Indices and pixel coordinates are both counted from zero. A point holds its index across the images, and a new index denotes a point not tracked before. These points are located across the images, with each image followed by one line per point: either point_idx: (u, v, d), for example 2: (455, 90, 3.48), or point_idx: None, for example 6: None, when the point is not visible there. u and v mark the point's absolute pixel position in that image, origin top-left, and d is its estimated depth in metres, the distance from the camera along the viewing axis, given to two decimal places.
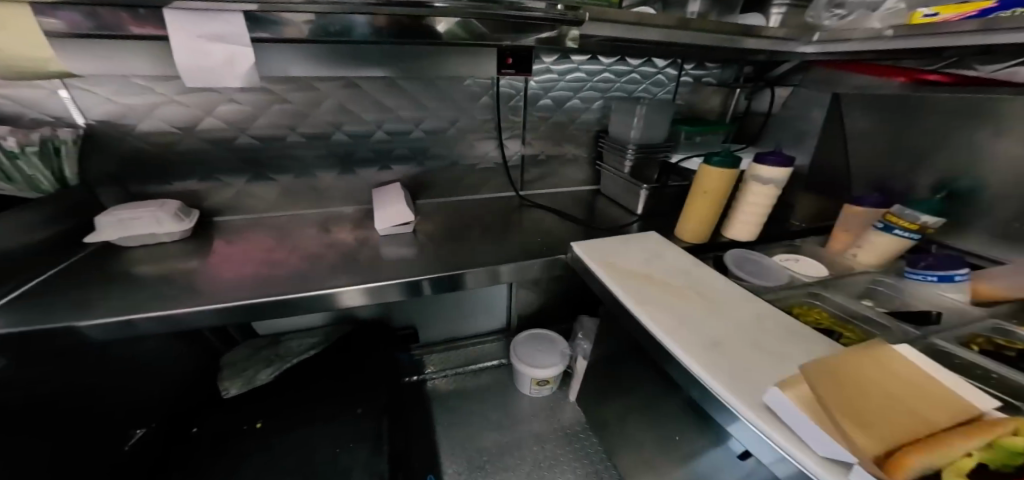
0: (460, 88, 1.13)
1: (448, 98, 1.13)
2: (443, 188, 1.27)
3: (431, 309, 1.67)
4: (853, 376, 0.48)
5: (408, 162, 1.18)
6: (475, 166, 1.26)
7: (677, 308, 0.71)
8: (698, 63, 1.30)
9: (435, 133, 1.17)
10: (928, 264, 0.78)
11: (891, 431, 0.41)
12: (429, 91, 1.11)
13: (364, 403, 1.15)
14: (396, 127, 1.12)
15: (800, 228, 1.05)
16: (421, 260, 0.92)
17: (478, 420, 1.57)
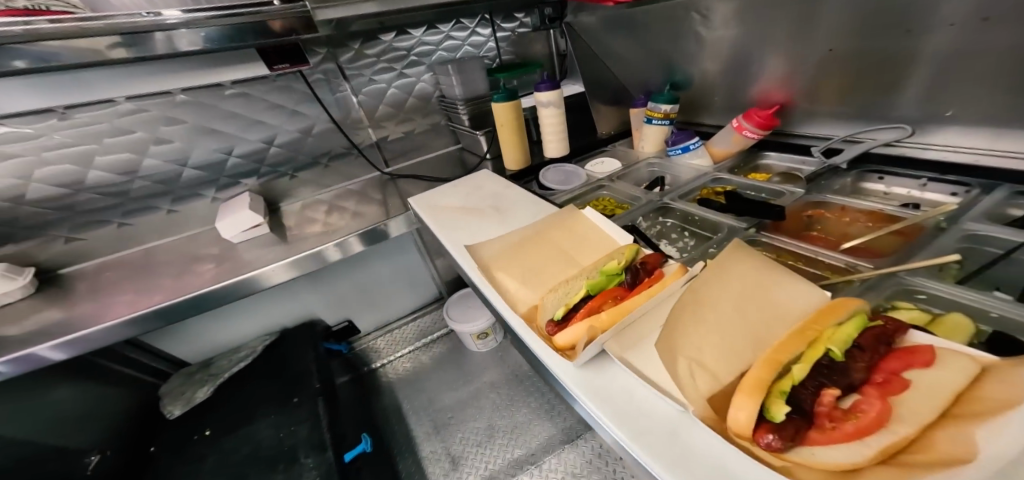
0: (279, 93, 1.21)
1: (271, 105, 1.21)
2: (310, 187, 1.38)
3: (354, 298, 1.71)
4: (544, 243, 0.62)
5: (258, 173, 1.28)
6: (331, 160, 1.39)
7: (469, 227, 0.85)
8: (506, 16, 1.47)
9: (270, 141, 1.26)
10: (673, 141, 1.04)
11: (545, 282, 0.55)
12: (244, 104, 1.17)
13: (299, 393, 1.21)
14: (222, 146, 1.19)
15: (614, 137, 1.29)
16: (278, 253, 1.03)
17: (431, 384, 1.61)
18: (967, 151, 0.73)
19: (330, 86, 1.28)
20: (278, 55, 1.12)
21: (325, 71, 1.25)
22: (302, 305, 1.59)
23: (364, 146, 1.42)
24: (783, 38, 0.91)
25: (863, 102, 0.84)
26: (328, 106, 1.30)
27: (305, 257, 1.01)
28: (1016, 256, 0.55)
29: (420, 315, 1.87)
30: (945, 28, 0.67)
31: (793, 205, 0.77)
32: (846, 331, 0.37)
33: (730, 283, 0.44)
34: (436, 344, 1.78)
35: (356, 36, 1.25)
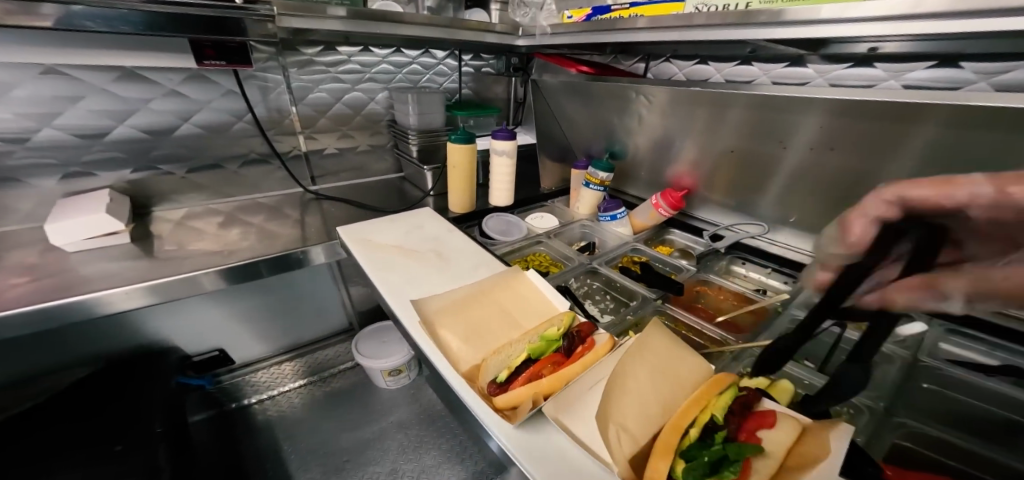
0: (192, 84, 1.05)
1: (175, 93, 1.04)
2: (206, 192, 1.18)
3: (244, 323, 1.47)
4: (488, 302, 0.67)
5: (135, 166, 1.05)
6: (242, 165, 1.21)
7: (408, 270, 0.85)
8: (475, 55, 1.51)
9: (161, 133, 1.06)
10: (605, 208, 1.20)
11: (487, 342, 0.59)
12: (137, 88, 0.99)
13: (125, 438, 0.95)
14: (86, 127, 0.96)
15: (553, 191, 1.42)
16: (146, 270, 0.86)
17: (328, 425, 1.46)
18: (795, 250, 1.00)
19: (259, 89, 1.15)
20: (217, 51, 1.00)
21: (265, 70, 1.13)
22: (156, 328, 1.30)
23: (291, 156, 1.29)
24: (694, 130, 1.00)
25: (742, 197, 1.05)
26: (254, 106, 1.16)
27: (172, 283, 0.84)
28: (822, 337, 0.76)
29: (309, 352, 1.64)
30: (802, 149, 0.83)
31: (689, 280, 0.96)
32: (723, 399, 0.48)
33: (644, 355, 0.53)
34: (332, 381, 1.63)
35: (314, 43, 1.17)
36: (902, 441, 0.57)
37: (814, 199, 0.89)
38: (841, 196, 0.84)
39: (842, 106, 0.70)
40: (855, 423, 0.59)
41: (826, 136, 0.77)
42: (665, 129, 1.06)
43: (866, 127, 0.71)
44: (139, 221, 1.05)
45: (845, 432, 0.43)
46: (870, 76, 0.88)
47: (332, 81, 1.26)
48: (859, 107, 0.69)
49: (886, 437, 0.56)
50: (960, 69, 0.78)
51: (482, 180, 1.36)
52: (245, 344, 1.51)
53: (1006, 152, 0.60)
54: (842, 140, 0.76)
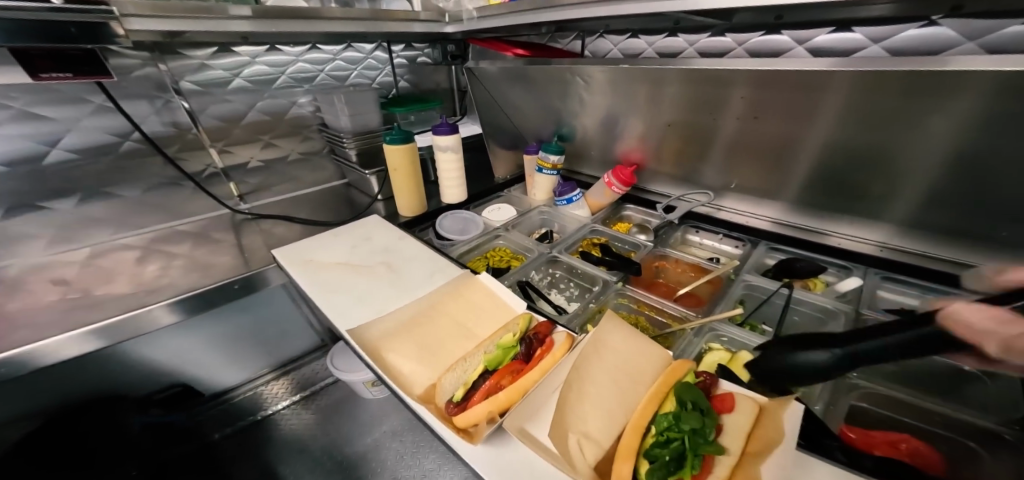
0: (53, 103, 0.91)
1: (27, 114, 0.89)
2: (106, 228, 1.06)
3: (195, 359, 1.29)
4: (438, 316, 0.64)
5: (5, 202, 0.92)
6: (147, 190, 1.10)
7: (353, 288, 0.80)
8: (406, 46, 1.41)
9: (27, 162, 0.93)
10: (560, 192, 1.18)
11: (443, 358, 0.57)
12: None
13: None
14: None
15: (506, 180, 1.38)
16: (36, 325, 0.74)
17: (317, 445, 1.32)
18: (743, 214, 1.02)
19: (141, 103, 1.01)
20: (55, 61, 0.79)
21: (143, 77, 0.99)
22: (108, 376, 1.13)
23: (205, 176, 1.18)
24: (635, 106, 0.99)
25: (686, 168, 1.06)
26: (141, 122, 1.02)
27: (121, 322, 0.77)
28: (773, 299, 0.80)
29: (297, 367, 1.55)
30: (733, 120, 0.84)
31: (646, 257, 0.96)
32: (679, 387, 0.47)
33: (602, 352, 0.53)
34: (311, 402, 1.46)
35: (200, 45, 1.04)
36: (858, 400, 0.57)
37: (751, 164, 0.91)
38: (775, 160, 0.86)
39: (762, 76, 0.72)
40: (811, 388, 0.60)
41: (752, 105, 0.79)
42: (608, 107, 1.04)
43: (786, 97, 0.72)
44: (29, 268, 0.92)
45: (797, 411, 0.44)
46: (780, 43, 0.91)
47: (239, 85, 1.14)
48: (775, 75, 0.70)
49: (842, 397, 0.57)
50: (853, 33, 0.82)
51: (431, 177, 1.30)
52: (214, 374, 1.35)
53: (904, 111, 0.63)
54: (767, 110, 0.78)
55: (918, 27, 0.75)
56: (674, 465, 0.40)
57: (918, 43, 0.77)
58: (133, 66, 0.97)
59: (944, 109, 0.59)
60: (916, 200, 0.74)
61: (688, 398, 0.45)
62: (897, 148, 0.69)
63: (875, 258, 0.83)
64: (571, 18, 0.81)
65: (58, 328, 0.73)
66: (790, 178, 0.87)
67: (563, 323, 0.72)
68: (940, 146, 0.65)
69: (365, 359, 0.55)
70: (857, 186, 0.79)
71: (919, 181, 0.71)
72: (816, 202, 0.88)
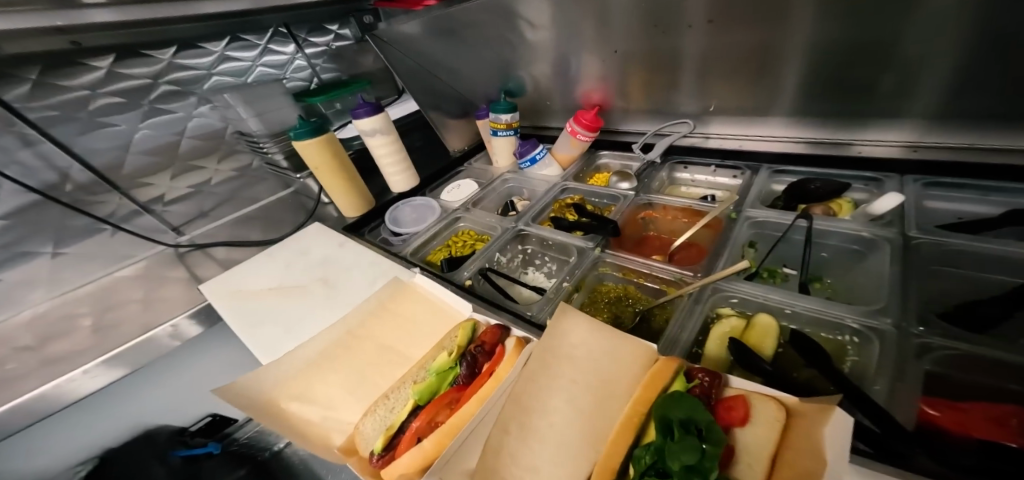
0: None
1: None
2: (37, 289, 0.94)
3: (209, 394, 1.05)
4: (357, 342, 0.50)
5: None
6: (58, 245, 0.96)
7: (281, 316, 0.67)
8: (313, 28, 1.24)
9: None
10: (520, 153, 1.00)
11: (366, 393, 0.45)
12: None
13: None
14: None
15: (464, 153, 1.21)
16: None
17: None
18: (735, 138, 0.83)
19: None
20: None
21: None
22: (161, 401, 0.93)
23: (121, 216, 1.04)
24: (584, 34, 0.83)
25: (657, 99, 0.87)
26: (9, 168, 0.86)
27: (127, 351, 0.73)
28: (788, 236, 0.63)
29: None
30: (698, 29, 0.71)
31: (629, 210, 0.80)
32: (660, 406, 0.32)
33: (556, 364, 0.38)
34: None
35: (29, 61, 0.82)
36: (934, 367, 0.40)
37: (733, 76, 0.74)
38: (760, 67, 0.70)
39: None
40: (862, 356, 0.44)
41: (713, 5, 0.67)
42: (554, 37, 0.85)
43: None
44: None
45: (845, 426, 0.28)
46: None
47: (124, 107, 0.97)
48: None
49: (913, 365, 0.40)
50: None
51: (377, 167, 1.13)
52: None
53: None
54: (731, 8, 0.66)
55: None
56: None
57: None
58: None
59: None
60: (946, 79, 0.57)
61: (676, 424, 0.30)
62: (915, 9, 0.54)
63: (909, 161, 0.65)
64: None
65: None
66: (781, 86, 0.71)
67: (529, 316, 0.57)
68: (950, 0, 0.51)
69: (254, 420, 0.40)
70: (865, 79, 0.63)
71: (942, 52, 0.55)
72: (820, 110, 0.70)
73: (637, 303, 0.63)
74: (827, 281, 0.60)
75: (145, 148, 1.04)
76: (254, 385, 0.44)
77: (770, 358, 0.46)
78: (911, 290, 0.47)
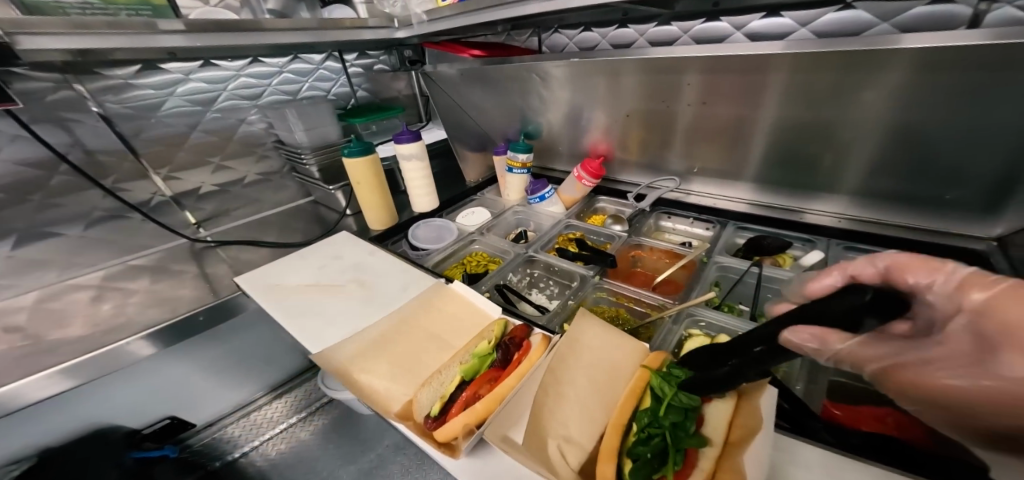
0: None
1: None
2: (49, 270, 0.99)
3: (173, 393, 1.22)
4: (410, 330, 0.61)
5: None
6: (88, 226, 1.03)
7: (322, 310, 0.75)
8: (359, 54, 1.38)
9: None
10: (532, 190, 1.18)
11: (420, 370, 0.55)
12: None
13: None
14: None
15: (478, 183, 1.37)
16: None
17: (321, 465, 1.31)
18: (711, 196, 1.04)
19: (65, 131, 0.94)
20: None
21: (59, 101, 0.91)
22: (126, 400, 1.12)
23: (152, 205, 1.11)
24: (596, 99, 1.02)
25: (651, 155, 1.08)
26: (66, 151, 0.95)
27: (93, 359, 0.74)
28: (745, 279, 0.81)
29: (285, 391, 1.50)
30: (687, 107, 0.89)
31: (622, 248, 0.97)
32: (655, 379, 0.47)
33: (579, 351, 0.52)
34: (316, 416, 1.46)
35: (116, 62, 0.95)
36: (837, 377, 0.58)
37: (712, 147, 0.94)
38: (735, 142, 0.90)
39: (708, 62, 0.77)
40: (790, 367, 0.61)
41: (701, 91, 0.84)
42: (570, 99, 1.05)
43: (735, 80, 0.78)
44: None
45: (772, 396, 0.44)
46: (722, 30, 0.94)
47: (180, 109, 1.08)
48: (718, 61, 0.75)
49: (823, 375, 0.59)
50: (783, 17, 0.86)
51: (400, 187, 1.27)
52: (200, 404, 1.30)
53: (839, 88, 0.69)
54: (715, 95, 0.83)
55: (837, 11, 0.81)
56: (657, 462, 0.40)
57: (843, 27, 0.81)
58: (51, 91, 0.90)
59: (870, 83, 0.66)
60: (865, 168, 0.78)
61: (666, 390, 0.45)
62: (842, 120, 0.74)
63: (833, 229, 0.85)
64: (521, 15, 0.82)
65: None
66: (749, 159, 0.91)
67: (543, 323, 0.70)
68: (874, 117, 0.70)
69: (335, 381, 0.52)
70: (809, 161, 0.83)
71: (863, 149, 0.76)
72: (776, 180, 0.91)
73: (626, 322, 0.77)
74: (770, 316, 0.77)
75: (189, 147, 1.14)
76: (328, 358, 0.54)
77: None
78: None
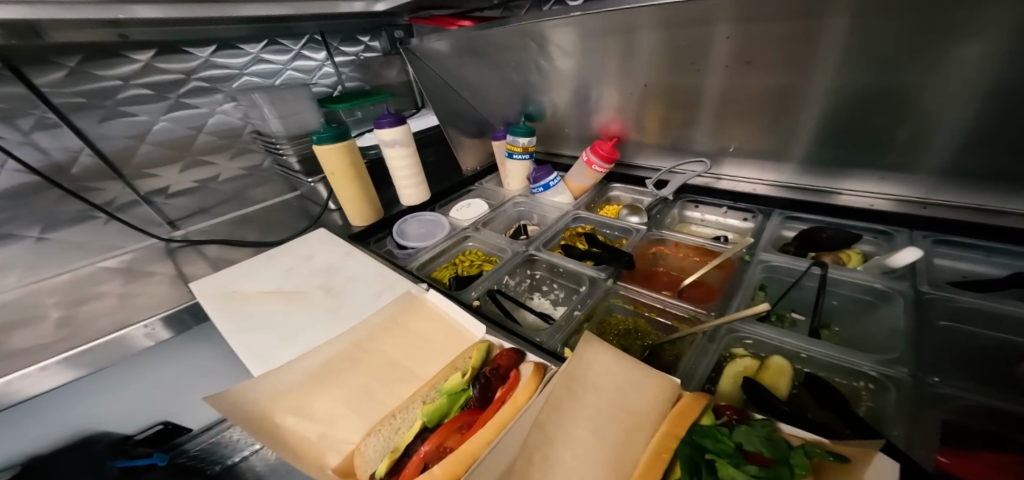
0: None
1: None
2: (11, 273, 0.89)
3: (166, 400, 1.06)
4: (367, 355, 0.48)
5: None
6: (47, 229, 0.93)
7: (274, 323, 0.62)
8: (345, 39, 1.26)
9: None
10: (535, 178, 1.03)
11: (370, 411, 0.42)
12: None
13: None
14: None
15: (476, 172, 1.23)
16: None
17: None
18: (748, 181, 0.87)
19: (12, 124, 0.83)
20: None
21: (2, 95, 0.80)
22: (110, 413, 0.99)
23: (119, 204, 1.01)
24: (608, 69, 0.85)
25: (674, 135, 0.91)
26: (15, 149, 0.84)
27: (96, 348, 0.68)
28: (802, 283, 0.64)
29: None
30: (719, 70, 0.71)
31: (640, 244, 0.81)
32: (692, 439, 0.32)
33: (580, 392, 0.37)
34: None
35: (70, 50, 0.85)
36: (952, 416, 0.40)
37: (752, 118, 0.76)
38: (782, 112, 0.71)
39: (743, 9, 0.58)
40: (879, 403, 0.44)
41: (738, 49, 0.66)
42: (578, 72, 0.89)
43: (781, 30, 0.59)
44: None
45: (888, 471, 0.27)
46: None
47: (145, 99, 0.98)
48: (757, 7, 0.57)
49: (929, 412, 0.40)
50: None
51: (388, 179, 1.14)
52: (196, 408, 1.14)
53: (931, 35, 0.51)
54: (757, 51, 0.65)
55: None
56: None
57: None
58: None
59: (984, 20, 0.47)
60: (960, 140, 0.60)
61: (710, 456, 0.31)
62: (932, 77, 0.55)
63: (916, 218, 0.68)
64: None
65: None
66: (799, 131, 0.73)
67: (539, 341, 0.55)
68: (980, 72, 0.52)
69: (247, 433, 0.37)
70: (882, 132, 0.65)
71: (958, 115, 0.57)
72: (835, 158, 0.73)
73: (647, 337, 0.62)
74: (834, 329, 0.59)
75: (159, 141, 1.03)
76: (246, 393, 0.40)
77: (786, 398, 0.46)
78: (924, 340, 0.48)
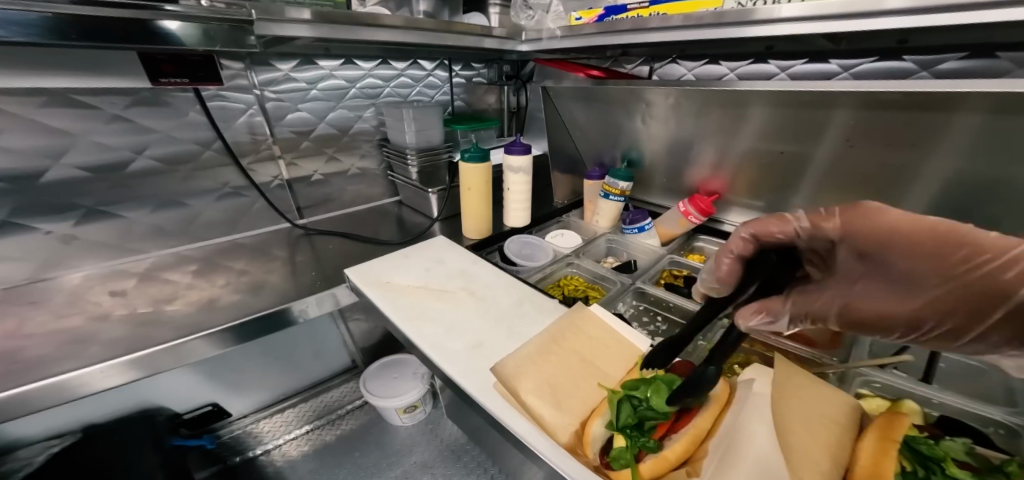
0: (145, 110, 0.88)
1: (121, 120, 0.86)
2: (171, 236, 1.00)
3: (224, 384, 1.14)
4: (562, 352, 0.56)
5: (77, 212, 0.87)
6: (214, 201, 1.04)
7: (438, 316, 0.70)
8: (465, 65, 1.42)
9: (108, 170, 0.88)
10: (631, 219, 1.13)
11: (587, 399, 0.51)
12: (70, 116, 0.81)
13: None
14: (11, 168, 0.78)
15: (565, 205, 1.34)
16: (99, 343, 0.67)
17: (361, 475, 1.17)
18: None
19: (228, 114, 0.98)
20: (177, 67, 0.85)
21: (230, 87, 0.96)
22: (183, 390, 1.07)
23: (272, 187, 1.12)
24: (711, 131, 0.96)
25: (771, 198, 1.01)
26: (223, 131, 0.99)
27: (158, 353, 0.66)
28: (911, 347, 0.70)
29: (319, 393, 1.33)
30: (826, 146, 0.81)
31: None
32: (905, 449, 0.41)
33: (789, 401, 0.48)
34: (345, 420, 1.32)
35: (288, 56, 1.01)
36: None
37: (853, 191, 0.86)
38: (887, 188, 0.81)
39: (870, 98, 0.68)
40: (1012, 446, 0.52)
41: (850, 130, 0.76)
42: (684, 132, 1.01)
43: (900, 120, 0.69)
44: (85, 281, 0.87)
45: None
46: (901, 69, 0.85)
47: (317, 99, 1.11)
48: (886, 100, 0.67)
49: None
50: (997, 58, 0.75)
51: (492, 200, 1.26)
52: (246, 393, 1.19)
53: None
54: (864, 135, 0.75)
55: None
56: None
57: None
58: (230, 76, 0.95)
59: None
60: None
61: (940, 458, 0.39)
62: None
63: None
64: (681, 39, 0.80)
65: (128, 348, 0.66)
66: (903, 206, 0.81)
67: None
68: None
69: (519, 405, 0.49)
70: (987, 214, 0.73)
71: None
72: None
73: None
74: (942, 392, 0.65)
75: (313, 133, 1.14)
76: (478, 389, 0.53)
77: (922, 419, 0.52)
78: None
